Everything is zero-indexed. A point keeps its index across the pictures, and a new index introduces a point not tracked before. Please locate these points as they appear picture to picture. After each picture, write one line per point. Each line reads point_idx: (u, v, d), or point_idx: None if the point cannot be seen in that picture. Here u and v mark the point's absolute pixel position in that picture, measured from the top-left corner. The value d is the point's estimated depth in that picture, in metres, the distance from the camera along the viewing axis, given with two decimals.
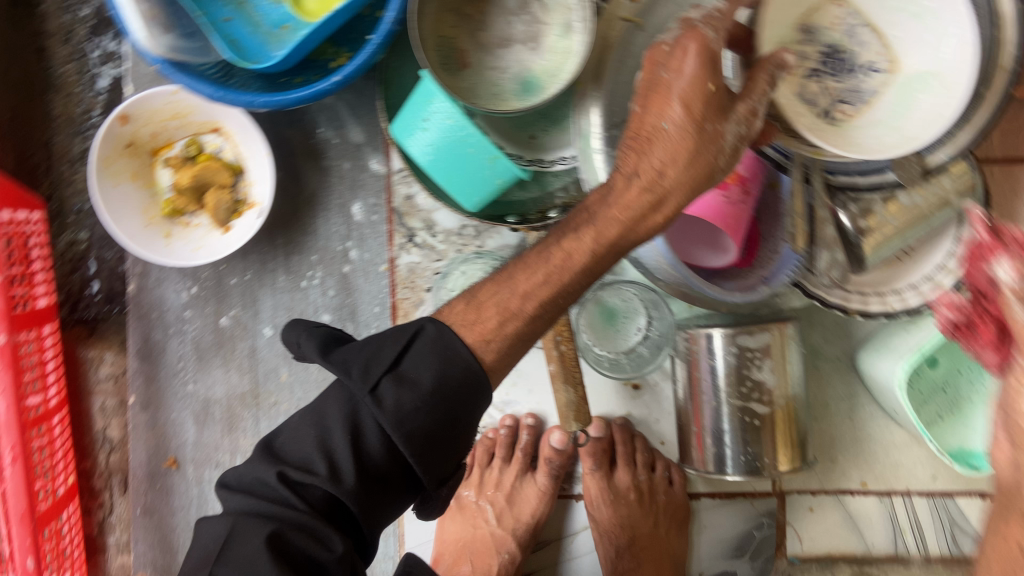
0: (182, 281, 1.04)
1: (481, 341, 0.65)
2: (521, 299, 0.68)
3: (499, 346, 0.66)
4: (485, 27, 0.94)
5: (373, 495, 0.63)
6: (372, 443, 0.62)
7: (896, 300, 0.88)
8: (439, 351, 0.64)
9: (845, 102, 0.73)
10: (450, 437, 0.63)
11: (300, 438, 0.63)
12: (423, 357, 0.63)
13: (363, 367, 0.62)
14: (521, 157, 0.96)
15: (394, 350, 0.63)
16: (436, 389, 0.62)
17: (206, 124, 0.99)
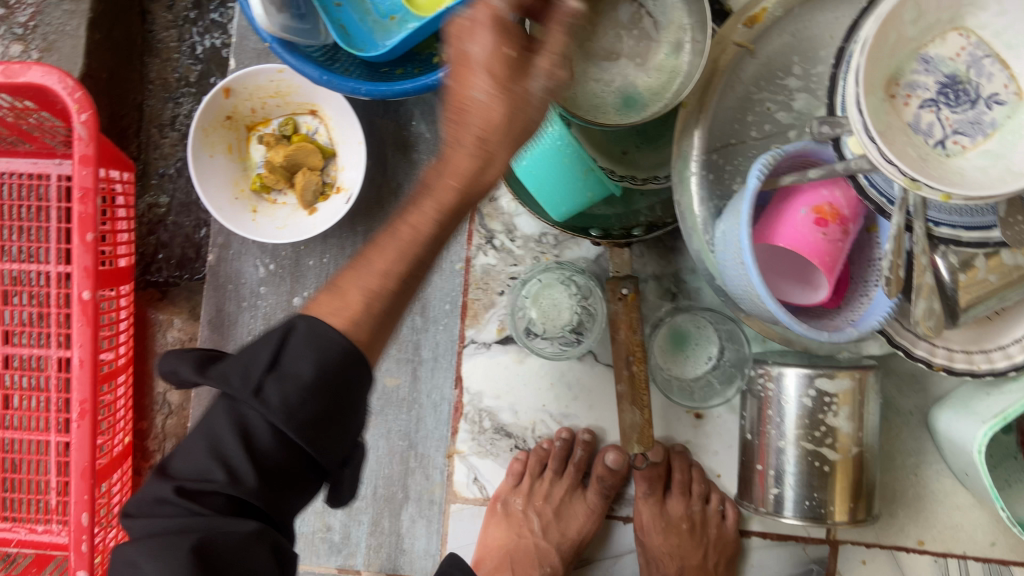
0: (260, 257, 1.05)
1: (349, 324, 0.57)
2: (382, 281, 0.60)
3: (369, 325, 0.58)
4: (594, 38, 0.91)
5: (278, 489, 0.55)
6: (261, 441, 0.54)
7: (983, 359, 0.87)
8: (313, 341, 0.56)
9: (962, 134, 0.73)
10: (348, 416, 0.57)
11: (192, 452, 0.56)
12: (299, 351, 0.55)
13: (242, 371, 0.55)
14: (614, 172, 0.94)
15: (269, 348, 0.55)
16: (317, 378, 0.54)
17: (304, 106, 1.00)
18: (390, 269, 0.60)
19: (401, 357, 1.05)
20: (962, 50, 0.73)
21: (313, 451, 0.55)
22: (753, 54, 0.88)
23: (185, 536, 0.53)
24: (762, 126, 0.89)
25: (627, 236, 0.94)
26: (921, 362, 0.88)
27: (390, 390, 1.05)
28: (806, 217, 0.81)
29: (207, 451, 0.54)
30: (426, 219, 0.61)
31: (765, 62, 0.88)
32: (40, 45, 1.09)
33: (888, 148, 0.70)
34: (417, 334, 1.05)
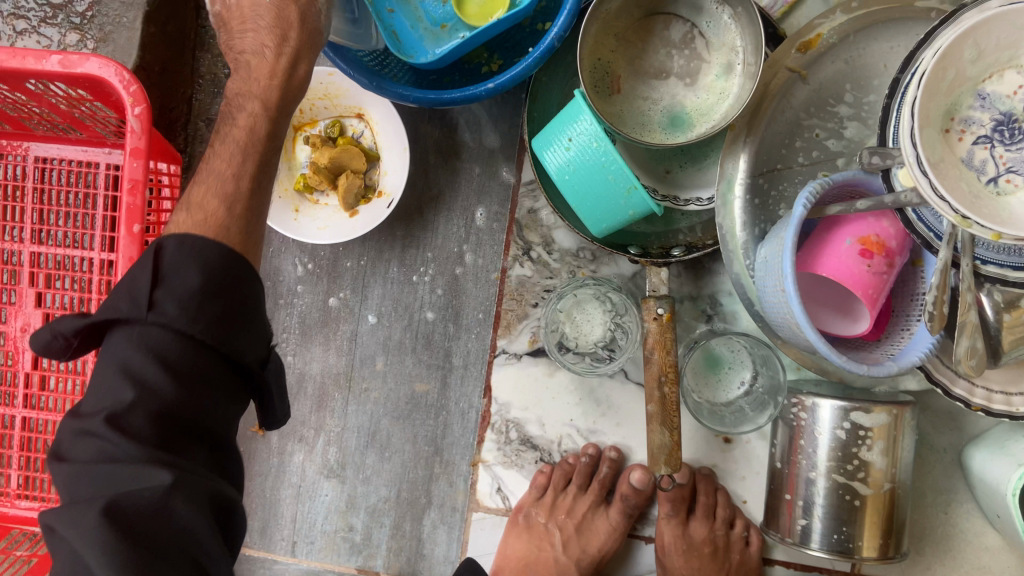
0: (299, 256, 1.06)
1: (221, 229, 0.67)
2: (234, 183, 0.70)
3: (239, 227, 0.68)
4: (644, 56, 0.92)
5: (201, 396, 0.62)
6: (170, 348, 0.61)
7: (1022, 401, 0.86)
8: (190, 254, 0.63)
9: (1014, 172, 0.72)
10: (247, 319, 0.65)
11: (99, 388, 0.61)
12: (182, 265, 0.63)
13: (129, 298, 0.62)
14: (656, 191, 0.94)
15: (147, 270, 0.62)
16: (203, 283, 0.62)
17: (351, 109, 1.01)
18: (240, 172, 0.71)
19: (432, 362, 1.04)
20: (1020, 87, 0.71)
21: (216, 342, 0.62)
22: (805, 80, 0.87)
23: (110, 491, 0.57)
24: (811, 152, 0.88)
25: (665, 255, 0.94)
26: (959, 401, 0.87)
27: (418, 395, 1.05)
28: (851, 248, 0.81)
29: (115, 377, 0.60)
30: (251, 120, 0.72)
31: (819, 87, 0.87)
32: (96, 35, 1.10)
33: (940, 184, 0.69)
34: (449, 341, 1.04)
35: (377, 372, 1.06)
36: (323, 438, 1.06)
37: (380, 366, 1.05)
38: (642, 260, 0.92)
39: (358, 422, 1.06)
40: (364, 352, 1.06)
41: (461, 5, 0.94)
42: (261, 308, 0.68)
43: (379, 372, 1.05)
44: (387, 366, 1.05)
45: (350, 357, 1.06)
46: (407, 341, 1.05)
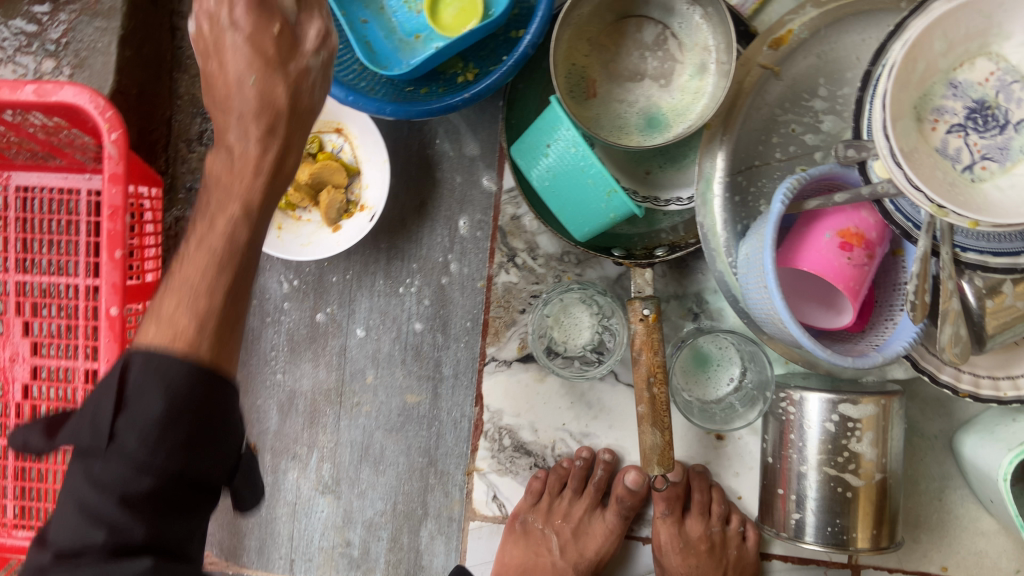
0: (284, 272, 1.05)
1: (182, 347, 0.56)
2: (209, 298, 0.58)
3: (208, 343, 0.57)
4: (618, 59, 0.92)
5: (169, 521, 0.54)
6: (131, 483, 0.53)
7: (1010, 385, 0.86)
8: (153, 372, 0.55)
9: (990, 159, 0.73)
10: (216, 430, 0.56)
11: (65, 519, 0.54)
12: (143, 386, 0.54)
13: (93, 425, 0.55)
14: (635, 193, 0.95)
15: (111, 395, 0.54)
16: (167, 411, 0.53)
17: (329, 124, 1.01)
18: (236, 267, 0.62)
19: (422, 373, 1.05)
20: (991, 75, 0.72)
21: (185, 466, 0.54)
22: (778, 76, 0.88)
23: None
24: (788, 148, 0.88)
25: (649, 257, 0.95)
26: (946, 388, 0.88)
27: (410, 407, 1.05)
28: (831, 242, 0.81)
29: (78, 515, 0.53)
30: (234, 223, 0.61)
31: (792, 83, 0.88)
32: (72, 62, 1.11)
33: (915, 176, 0.70)
34: (438, 351, 1.04)
35: (368, 386, 1.05)
36: (316, 455, 1.06)
37: (370, 380, 1.05)
38: (626, 262, 0.93)
39: (351, 436, 1.06)
40: (354, 366, 1.05)
41: (435, 16, 0.94)
42: (239, 412, 0.59)
43: (369, 386, 1.05)
44: (378, 379, 1.05)
45: (340, 371, 1.06)
46: (397, 353, 1.05)
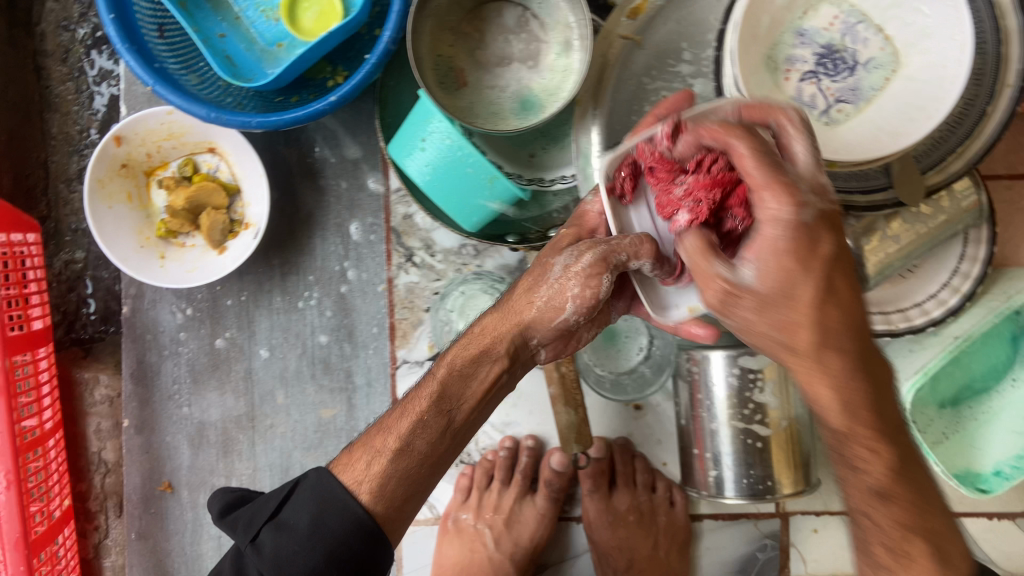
0: (177, 302, 1.03)
1: (355, 482, 0.73)
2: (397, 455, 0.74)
3: (371, 486, 0.73)
4: (484, 46, 0.92)
5: None
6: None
7: (900, 317, 0.90)
8: (316, 496, 0.73)
9: (844, 101, 0.76)
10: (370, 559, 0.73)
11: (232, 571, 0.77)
12: (302, 504, 0.73)
13: (251, 522, 0.75)
14: (520, 176, 0.95)
15: (277, 501, 0.74)
16: (313, 525, 0.72)
17: (201, 144, 0.98)
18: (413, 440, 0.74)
19: (334, 385, 1.02)
20: (833, 20, 0.76)
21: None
22: (641, 45, 0.88)
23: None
24: None
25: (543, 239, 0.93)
26: None
27: (327, 421, 1.02)
28: None
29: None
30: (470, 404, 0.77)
31: (656, 51, 0.88)
32: None
33: None
34: (347, 361, 1.02)
35: (280, 406, 1.03)
36: (235, 484, 1.04)
37: (282, 400, 1.03)
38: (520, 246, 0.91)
39: (269, 460, 1.03)
40: (262, 388, 1.03)
41: (294, 21, 0.94)
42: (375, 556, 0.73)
43: (282, 406, 1.03)
44: (290, 399, 1.03)
45: (249, 396, 1.03)
46: (305, 369, 1.02)
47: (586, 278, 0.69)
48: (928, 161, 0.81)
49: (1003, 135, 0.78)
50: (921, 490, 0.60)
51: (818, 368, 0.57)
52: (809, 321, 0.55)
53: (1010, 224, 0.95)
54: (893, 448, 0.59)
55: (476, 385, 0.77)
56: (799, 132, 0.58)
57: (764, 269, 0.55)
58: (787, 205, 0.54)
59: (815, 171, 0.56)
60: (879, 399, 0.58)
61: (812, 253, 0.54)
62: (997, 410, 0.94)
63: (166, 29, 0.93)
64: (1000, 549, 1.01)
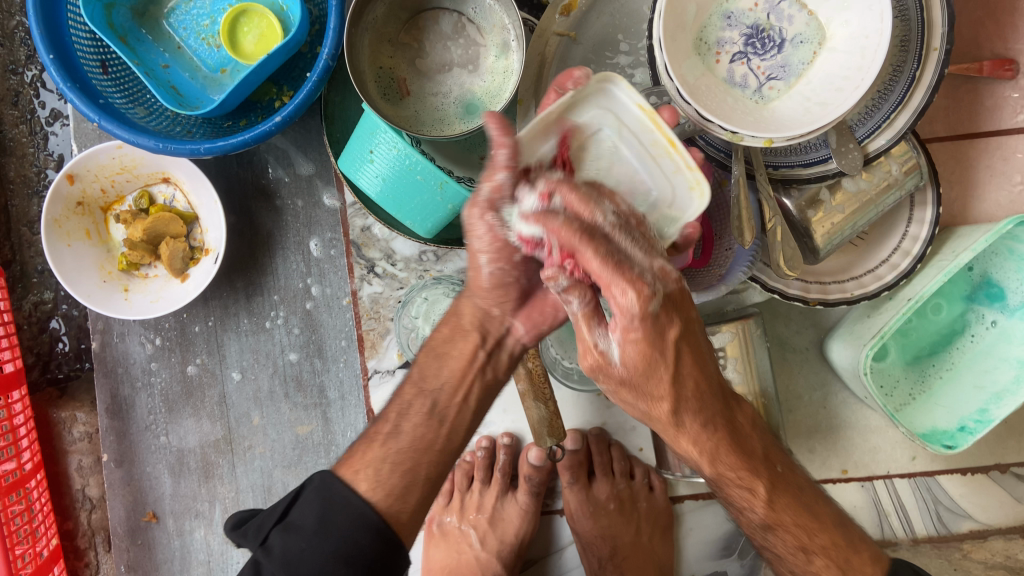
0: (145, 333, 1.04)
1: (352, 472, 0.72)
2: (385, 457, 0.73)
3: (368, 474, 0.72)
4: (424, 54, 0.93)
5: None
6: None
7: (855, 286, 0.92)
8: (322, 497, 0.69)
9: (776, 79, 0.78)
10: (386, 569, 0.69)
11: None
12: (308, 504, 0.69)
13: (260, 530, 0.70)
14: (471, 179, 0.94)
15: (284, 503, 0.71)
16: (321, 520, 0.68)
17: (154, 175, 0.99)
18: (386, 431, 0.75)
19: (309, 402, 1.03)
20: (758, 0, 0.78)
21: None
22: (577, 40, 0.89)
23: None
24: None
25: None
26: (798, 301, 0.90)
27: (304, 438, 1.04)
28: None
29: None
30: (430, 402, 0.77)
31: (592, 44, 0.90)
32: None
33: (703, 109, 0.73)
34: (319, 377, 1.03)
35: (256, 427, 1.04)
36: (219, 508, 1.05)
37: (257, 421, 1.04)
38: None
39: (250, 482, 1.04)
40: (237, 411, 1.04)
41: (236, 46, 0.95)
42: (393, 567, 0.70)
43: (258, 427, 1.04)
44: (265, 419, 1.04)
45: (225, 420, 1.04)
46: (278, 388, 1.03)
47: (495, 250, 0.71)
48: (864, 129, 0.81)
49: (934, 98, 0.78)
50: (795, 506, 0.76)
51: (688, 430, 0.70)
52: (666, 395, 0.67)
53: (957, 184, 0.97)
54: (762, 483, 0.74)
55: (453, 362, 0.77)
56: (624, 231, 0.64)
57: (627, 356, 0.65)
58: (635, 301, 0.61)
59: (652, 258, 0.64)
60: (736, 442, 0.73)
61: (660, 338, 0.64)
62: (957, 365, 0.96)
63: (109, 65, 0.94)
64: (977, 503, 1.03)
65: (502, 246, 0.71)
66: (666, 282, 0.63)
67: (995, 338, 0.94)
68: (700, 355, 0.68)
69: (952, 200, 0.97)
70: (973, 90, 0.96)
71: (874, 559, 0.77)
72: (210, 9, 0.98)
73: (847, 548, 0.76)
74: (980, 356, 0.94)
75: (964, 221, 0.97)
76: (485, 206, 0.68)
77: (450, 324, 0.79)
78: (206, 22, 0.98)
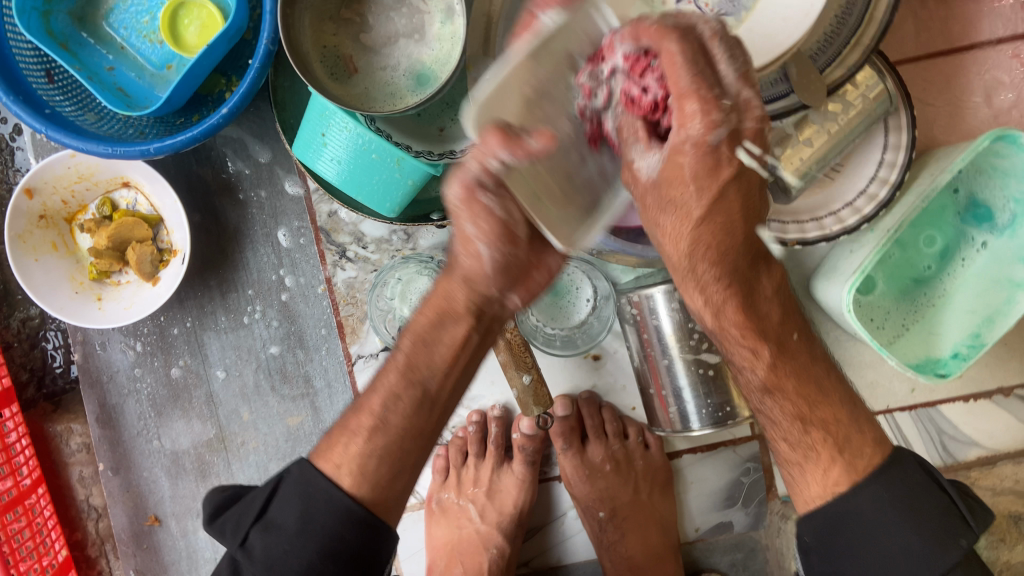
0: (125, 340, 1.04)
1: (334, 467, 0.72)
2: (375, 461, 0.72)
3: (351, 468, 0.71)
4: (368, 28, 0.91)
5: None
6: None
7: (834, 221, 0.88)
8: (302, 490, 0.71)
9: (726, 15, 0.74)
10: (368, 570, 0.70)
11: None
12: (288, 501, 0.70)
13: (236, 524, 0.72)
14: (430, 152, 0.91)
15: (262, 499, 0.71)
16: (301, 518, 0.69)
17: (114, 181, 0.98)
18: (381, 419, 0.73)
19: (295, 393, 1.03)
20: None
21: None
22: None
23: None
24: None
25: None
26: (775, 243, 0.88)
27: (295, 429, 1.03)
28: None
29: None
30: (435, 388, 0.75)
31: None
32: None
33: None
34: (303, 367, 1.02)
35: (247, 423, 1.04)
36: None
37: (247, 417, 1.04)
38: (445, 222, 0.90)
39: (248, 476, 1.04)
40: (226, 408, 1.04)
41: (178, 40, 0.93)
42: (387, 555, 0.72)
43: (248, 423, 1.04)
44: (254, 414, 1.04)
45: (215, 419, 1.04)
46: (263, 382, 1.03)
47: (495, 236, 0.67)
48: (825, 58, 0.77)
49: (896, 16, 0.75)
50: (801, 374, 0.71)
51: (701, 277, 0.65)
52: (692, 226, 0.60)
53: (933, 104, 0.94)
54: (769, 349, 0.69)
55: (443, 348, 0.74)
56: (723, 41, 0.53)
57: (664, 173, 0.58)
58: (697, 127, 0.53)
59: (742, 84, 0.53)
60: (751, 305, 0.67)
61: (713, 171, 0.56)
62: (952, 290, 0.92)
63: (54, 73, 0.92)
64: (982, 429, 1.01)
65: (501, 226, 0.66)
66: (744, 115, 0.54)
67: (986, 260, 0.90)
68: (752, 215, 0.62)
69: (929, 124, 0.94)
70: (942, 6, 0.92)
71: (877, 442, 0.72)
72: (149, 5, 0.96)
73: (849, 426, 0.72)
74: (972, 280, 0.91)
75: (942, 141, 0.94)
76: (473, 184, 0.62)
77: (437, 308, 0.74)
78: (146, 19, 0.96)
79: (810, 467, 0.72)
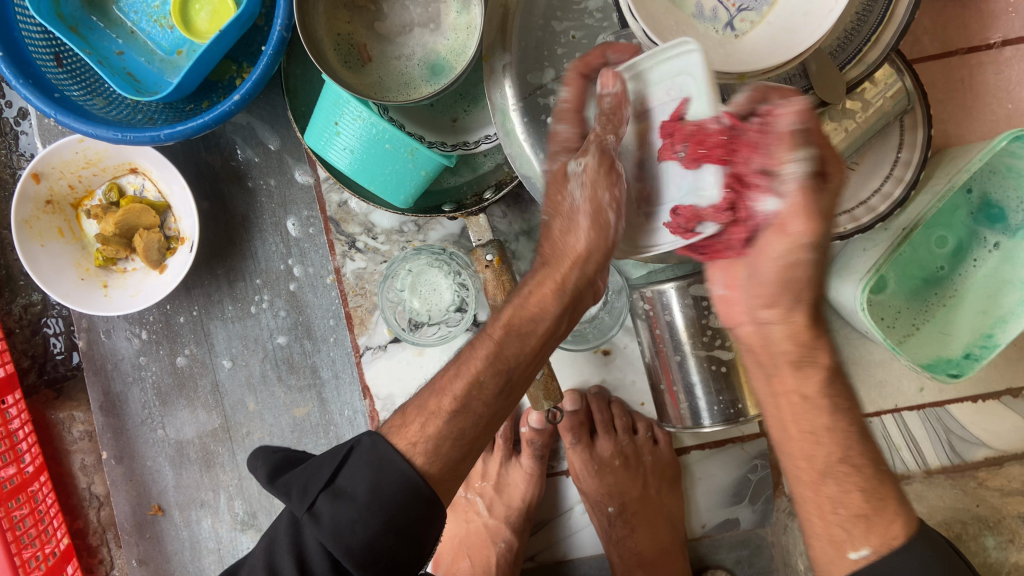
0: (130, 328, 1.03)
1: (408, 443, 0.69)
2: (449, 442, 0.70)
3: (426, 446, 0.69)
4: (383, 17, 0.90)
5: None
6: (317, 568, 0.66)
7: (847, 219, 0.89)
8: (373, 462, 0.68)
9: (748, 9, 0.73)
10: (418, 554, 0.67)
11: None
12: (357, 470, 0.68)
13: (302, 487, 0.69)
14: (444, 144, 0.92)
15: (331, 466, 0.68)
16: (371, 488, 0.66)
17: (121, 166, 0.97)
18: (463, 399, 0.71)
19: (302, 384, 1.02)
20: None
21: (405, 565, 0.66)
22: None
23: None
24: (573, 56, 0.85)
25: (480, 201, 0.91)
26: None
27: (301, 420, 1.02)
28: None
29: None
30: (517, 383, 0.75)
31: None
32: None
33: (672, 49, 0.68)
34: (311, 358, 1.01)
35: (252, 413, 1.03)
36: (223, 496, 1.05)
37: (253, 407, 1.03)
38: (458, 213, 0.90)
39: None
40: (232, 398, 1.03)
41: (189, 25, 0.92)
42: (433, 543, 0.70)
43: (254, 413, 1.03)
44: (260, 404, 1.03)
45: (220, 409, 1.03)
46: (270, 372, 1.02)
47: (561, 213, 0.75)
48: (845, 56, 0.76)
49: (917, 14, 0.74)
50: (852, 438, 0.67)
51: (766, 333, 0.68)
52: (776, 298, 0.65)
53: (949, 103, 0.93)
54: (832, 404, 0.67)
55: (535, 340, 0.74)
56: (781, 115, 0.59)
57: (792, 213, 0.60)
58: (797, 192, 0.59)
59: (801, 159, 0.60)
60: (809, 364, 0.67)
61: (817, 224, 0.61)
62: (965, 292, 0.92)
63: (63, 56, 0.91)
64: (991, 430, 1.00)
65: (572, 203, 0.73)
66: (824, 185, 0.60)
67: (998, 261, 0.90)
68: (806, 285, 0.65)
69: (943, 121, 0.93)
70: (960, 4, 0.92)
71: None
72: None
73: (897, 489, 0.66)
74: (984, 281, 0.91)
75: (957, 141, 0.93)
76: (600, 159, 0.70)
77: (550, 289, 0.74)
78: (156, 3, 0.94)
79: (877, 521, 0.64)
